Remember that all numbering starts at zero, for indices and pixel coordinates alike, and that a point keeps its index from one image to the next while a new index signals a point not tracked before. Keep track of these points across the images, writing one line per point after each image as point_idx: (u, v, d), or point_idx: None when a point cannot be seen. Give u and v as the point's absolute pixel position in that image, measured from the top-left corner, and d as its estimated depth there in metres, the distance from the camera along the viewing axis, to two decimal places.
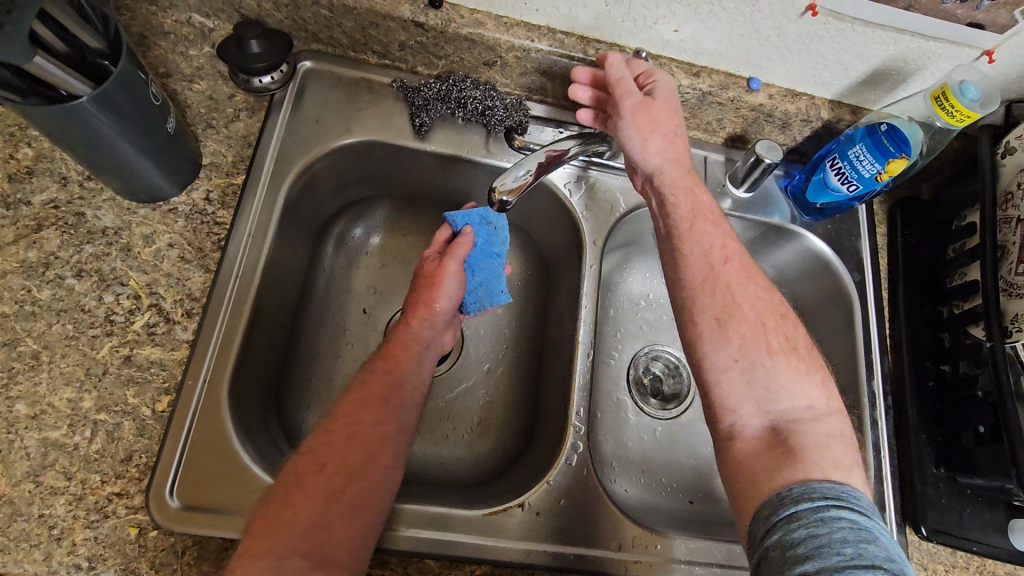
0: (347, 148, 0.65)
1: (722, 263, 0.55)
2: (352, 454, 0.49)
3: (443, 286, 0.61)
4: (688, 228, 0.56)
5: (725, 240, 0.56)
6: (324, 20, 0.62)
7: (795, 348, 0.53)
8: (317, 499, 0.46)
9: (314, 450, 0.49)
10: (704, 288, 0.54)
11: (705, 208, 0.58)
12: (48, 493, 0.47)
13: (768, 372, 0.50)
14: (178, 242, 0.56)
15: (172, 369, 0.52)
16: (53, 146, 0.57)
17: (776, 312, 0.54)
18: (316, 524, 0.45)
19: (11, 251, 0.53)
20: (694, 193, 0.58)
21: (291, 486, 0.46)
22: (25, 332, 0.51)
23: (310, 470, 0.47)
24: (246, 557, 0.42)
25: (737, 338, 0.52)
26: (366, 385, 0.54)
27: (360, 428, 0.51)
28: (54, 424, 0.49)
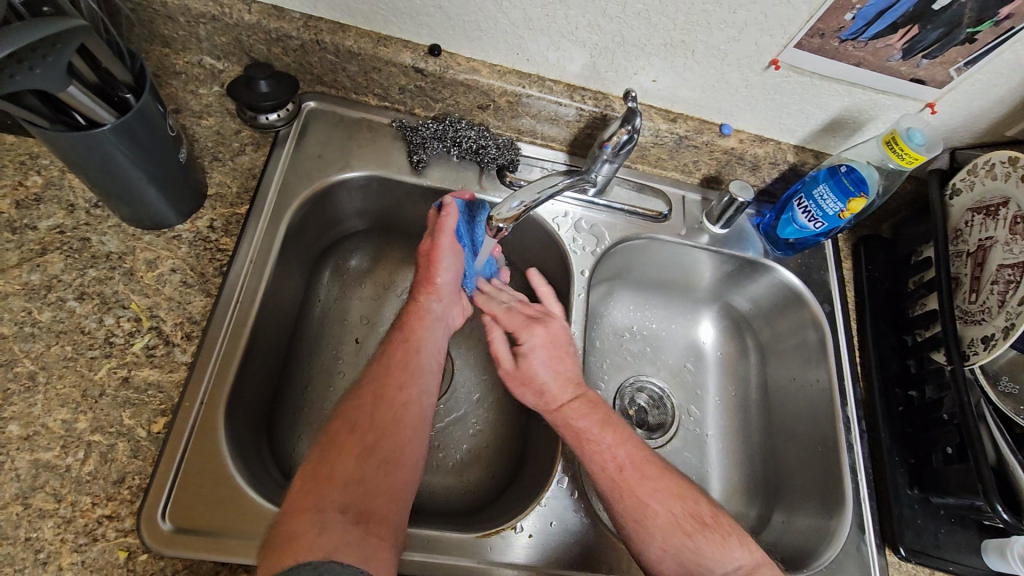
0: (347, 181, 0.68)
1: (620, 474, 0.56)
2: (377, 414, 0.53)
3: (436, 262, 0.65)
4: (581, 453, 0.57)
5: (596, 438, 0.58)
6: (330, 65, 0.67)
7: (705, 521, 0.55)
8: (351, 460, 0.49)
9: (340, 419, 0.52)
10: (613, 502, 0.55)
11: (585, 430, 0.58)
12: (37, 516, 0.47)
13: (692, 553, 0.53)
14: (181, 267, 0.58)
15: (169, 390, 0.53)
16: (62, 175, 0.58)
17: (677, 492, 0.56)
18: (353, 479, 0.48)
19: (14, 273, 0.54)
20: (572, 419, 0.59)
21: (326, 448, 0.50)
22: (23, 353, 0.51)
23: (343, 432, 0.51)
24: (296, 513, 0.45)
25: (658, 533, 0.53)
26: (387, 354, 0.58)
27: (385, 391, 0.55)
28: (47, 445, 0.49)
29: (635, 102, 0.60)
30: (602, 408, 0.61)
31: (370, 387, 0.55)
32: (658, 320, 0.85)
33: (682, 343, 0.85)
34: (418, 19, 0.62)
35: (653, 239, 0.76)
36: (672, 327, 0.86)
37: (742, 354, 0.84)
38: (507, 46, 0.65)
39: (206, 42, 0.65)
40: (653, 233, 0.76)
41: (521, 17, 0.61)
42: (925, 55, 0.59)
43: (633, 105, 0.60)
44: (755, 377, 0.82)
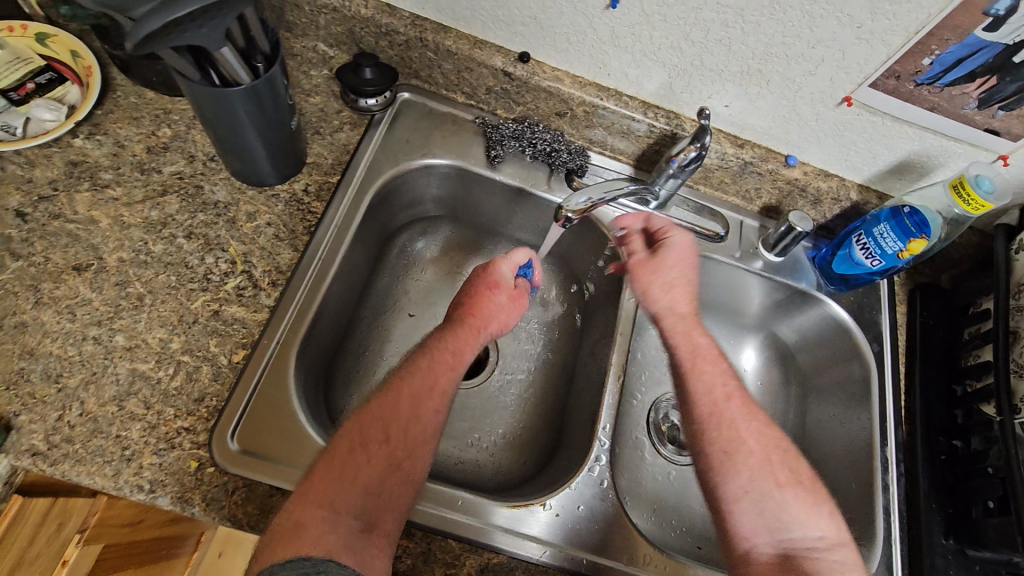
0: (428, 165, 0.74)
1: (725, 403, 0.59)
2: (404, 426, 0.54)
3: (495, 299, 0.67)
4: (692, 367, 0.61)
5: (713, 364, 0.61)
6: (427, 61, 0.74)
7: (799, 480, 0.57)
8: (377, 466, 0.52)
9: (370, 417, 0.54)
10: (711, 424, 0.58)
11: (703, 350, 0.62)
12: (127, 418, 0.53)
13: (776, 502, 0.55)
14: (275, 223, 0.64)
15: (252, 328, 0.59)
16: (187, 130, 0.66)
17: (779, 445, 0.58)
18: (373, 491, 0.51)
19: (137, 208, 0.61)
20: (693, 335, 0.63)
21: (357, 446, 0.52)
22: (135, 276, 0.58)
23: (374, 438, 0.53)
24: (304, 504, 0.49)
25: (745, 471, 0.56)
26: (433, 371, 0.58)
27: (423, 410, 0.56)
28: (144, 358, 0.55)
29: (707, 120, 0.64)
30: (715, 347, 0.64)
31: (400, 391, 0.56)
32: None
33: None
34: (514, 28, 0.69)
35: (707, 258, 0.79)
36: None
37: (782, 384, 0.84)
38: (590, 60, 0.70)
39: (323, 30, 0.73)
40: (708, 252, 0.78)
41: (608, 34, 0.66)
42: (1002, 106, 0.60)
43: (705, 123, 0.64)
44: (795, 411, 0.82)
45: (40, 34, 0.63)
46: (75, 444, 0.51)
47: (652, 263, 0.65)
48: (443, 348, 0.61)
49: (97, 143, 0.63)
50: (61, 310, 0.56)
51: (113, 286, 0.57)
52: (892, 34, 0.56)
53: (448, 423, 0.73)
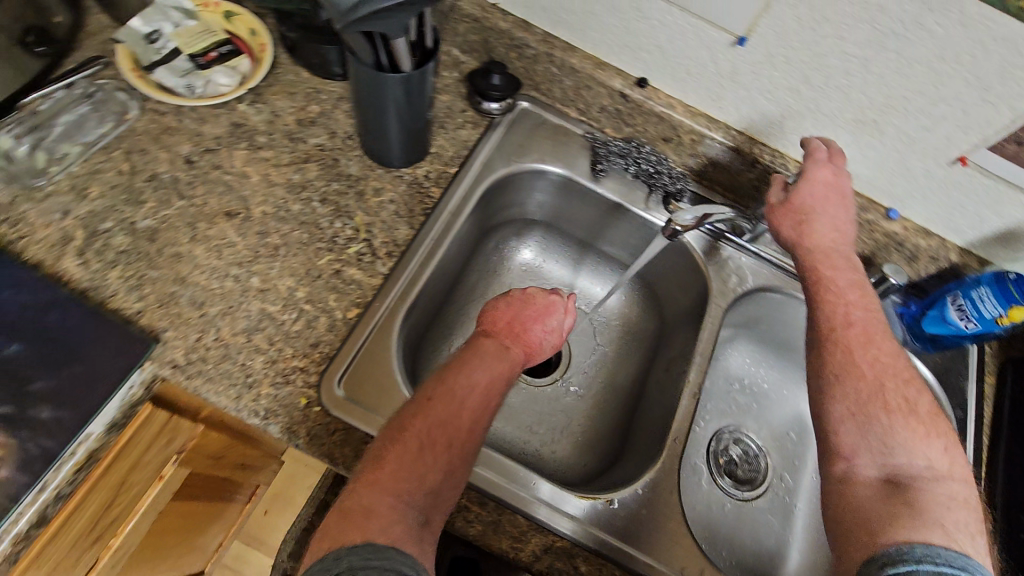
0: (536, 170, 0.79)
1: (844, 327, 0.61)
2: (460, 432, 0.54)
3: (539, 333, 0.65)
4: (815, 299, 0.64)
5: (840, 292, 0.63)
6: (550, 76, 0.80)
7: (916, 412, 0.56)
8: (439, 468, 0.51)
9: (427, 422, 0.53)
10: (826, 347, 0.60)
11: (829, 282, 0.64)
12: (253, 350, 0.59)
13: (882, 426, 0.55)
14: (397, 201, 0.71)
15: (366, 290, 0.65)
16: (333, 109, 0.74)
17: (898, 375, 0.58)
18: (433, 489, 0.51)
19: (283, 170, 0.69)
20: (820, 270, 0.65)
21: (424, 445, 0.52)
22: (274, 229, 0.65)
23: (437, 441, 0.52)
24: (369, 490, 0.49)
25: (852, 396, 0.57)
26: (485, 395, 0.57)
27: (476, 428, 0.55)
28: (273, 300, 0.62)
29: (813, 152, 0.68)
30: (859, 275, 0.65)
31: (459, 400, 0.55)
32: (769, 380, 0.87)
33: (789, 410, 0.86)
34: (637, 54, 0.74)
35: (793, 298, 0.79)
36: (782, 392, 0.87)
37: None
38: (706, 91, 0.74)
39: (460, 37, 0.80)
40: (793, 291, 0.78)
41: (729, 70, 0.69)
42: None
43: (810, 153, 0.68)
44: None
45: (228, 12, 0.73)
46: (208, 364, 0.57)
47: (789, 206, 0.68)
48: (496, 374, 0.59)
49: (257, 110, 0.72)
50: (211, 248, 0.63)
51: (255, 234, 0.65)
52: (1020, 100, 0.57)
53: (519, 415, 0.77)
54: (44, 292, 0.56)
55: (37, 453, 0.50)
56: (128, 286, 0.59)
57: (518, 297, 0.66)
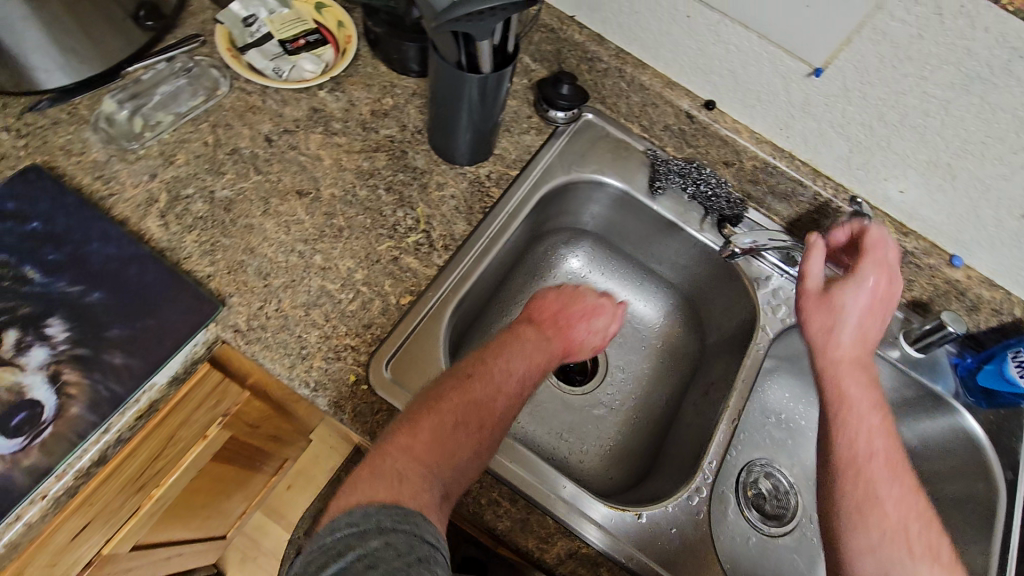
0: (595, 181, 0.80)
1: (866, 458, 0.59)
2: (492, 415, 0.55)
3: (581, 332, 0.65)
4: (838, 419, 0.60)
5: (863, 415, 0.60)
6: (618, 91, 0.81)
7: (935, 557, 0.56)
8: (466, 447, 0.53)
9: (463, 398, 0.54)
10: (847, 477, 0.58)
11: (854, 400, 0.60)
12: (310, 323, 0.61)
13: (905, 568, 0.55)
14: (458, 197, 0.73)
15: (420, 279, 0.67)
16: (405, 103, 0.77)
17: (920, 515, 0.57)
18: (458, 465, 0.52)
19: (354, 157, 0.72)
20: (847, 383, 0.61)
21: (455, 422, 0.53)
22: (340, 211, 0.68)
23: (468, 420, 0.54)
24: (397, 453, 0.50)
25: (876, 531, 0.56)
26: (518, 383, 0.58)
27: (505, 416, 0.56)
28: (333, 279, 0.64)
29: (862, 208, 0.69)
30: (879, 394, 0.62)
31: (497, 384, 0.57)
32: (808, 418, 0.85)
33: None
34: (709, 77, 0.75)
35: None
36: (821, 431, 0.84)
37: None
38: (773, 120, 0.74)
39: (534, 46, 0.82)
40: None
41: (801, 100, 0.69)
42: None
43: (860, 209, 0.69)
44: None
45: (319, 3, 0.77)
46: (267, 331, 0.60)
47: (823, 301, 0.63)
48: (532, 366, 0.60)
49: (335, 98, 0.75)
50: (281, 223, 0.66)
51: (322, 215, 0.68)
52: None
53: (551, 420, 0.77)
54: (128, 248, 0.60)
55: (107, 396, 0.53)
56: (201, 250, 0.63)
57: (565, 294, 0.67)
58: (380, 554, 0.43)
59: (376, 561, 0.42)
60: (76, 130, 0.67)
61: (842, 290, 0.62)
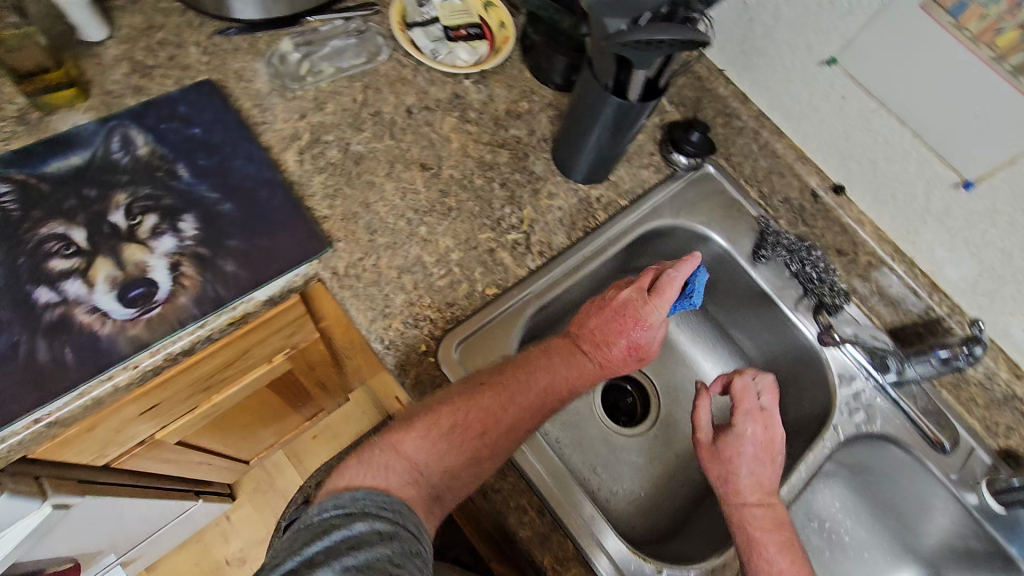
0: (700, 233, 0.79)
1: None
2: (497, 424, 0.56)
3: (621, 349, 0.63)
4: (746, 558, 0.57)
5: (772, 557, 0.56)
6: (747, 151, 0.80)
7: None
8: (462, 452, 0.54)
9: (477, 407, 0.55)
10: None
11: (768, 539, 0.58)
12: (399, 287, 0.64)
13: None
14: (565, 210, 0.74)
15: (509, 277, 0.68)
16: (540, 111, 0.80)
17: None
18: (450, 469, 0.53)
19: (480, 147, 0.75)
20: (749, 528, 0.58)
21: (455, 427, 0.54)
22: (454, 193, 0.71)
23: (472, 425, 0.55)
24: (392, 444, 0.53)
25: None
26: (542, 395, 0.59)
27: (518, 425, 0.57)
28: (430, 252, 0.67)
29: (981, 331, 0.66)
30: (791, 536, 0.59)
31: (509, 397, 0.57)
32: (853, 536, 0.77)
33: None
34: (845, 161, 0.73)
35: (920, 462, 0.70)
36: (864, 554, 0.76)
37: None
38: (904, 223, 0.71)
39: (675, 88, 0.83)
40: (924, 456, 0.70)
41: (939, 211, 0.67)
42: None
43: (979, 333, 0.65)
44: None
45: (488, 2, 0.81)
46: (360, 282, 0.63)
47: (715, 450, 0.64)
48: (562, 382, 0.61)
49: (478, 90, 0.79)
50: (399, 188, 0.70)
51: (437, 192, 0.71)
52: None
53: (590, 450, 0.76)
54: (265, 173, 0.66)
55: (211, 296, 0.58)
56: (324, 193, 0.67)
57: (603, 304, 0.65)
58: (364, 537, 0.45)
59: (361, 544, 0.44)
60: (251, 59, 0.74)
61: (728, 441, 0.64)
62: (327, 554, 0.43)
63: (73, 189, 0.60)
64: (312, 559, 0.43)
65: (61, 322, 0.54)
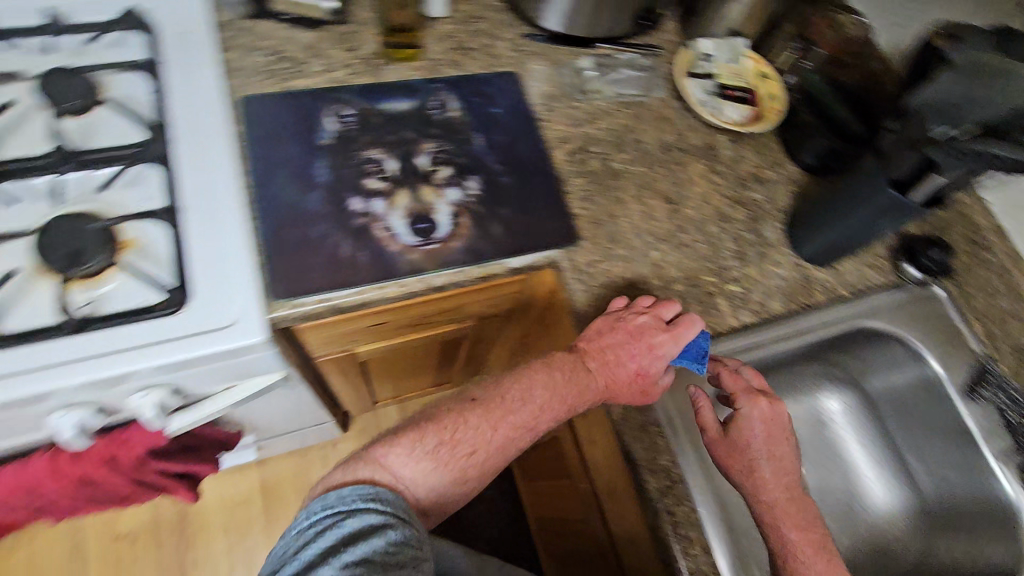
0: (915, 351, 0.77)
1: None
2: (486, 441, 0.60)
3: (631, 368, 0.62)
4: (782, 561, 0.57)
5: (808, 561, 0.57)
6: (983, 287, 0.80)
7: None
8: (451, 467, 0.59)
9: (467, 426, 0.60)
10: None
11: (802, 541, 0.57)
12: (623, 298, 0.69)
13: None
14: (785, 280, 0.75)
15: (720, 323, 0.71)
16: (782, 183, 0.82)
17: None
18: (437, 483, 0.59)
19: (722, 197, 0.79)
20: (780, 526, 0.58)
21: (442, 443, 0.59)
22: (688, 232, 0.75)
23: (460, 443, 0.60)
24: (383, 452, 0.59)
25: None
26: (536, 412, 0.61)
27: (508, 444, 0.61)
28: (657, 277, 0.71)
29: None
30: (823, 538, 0.59)
31: (498, 415, 0.61)
32: None
33: None
34: None
35: None
36: None
37: None
38: None
39: None
40: None
41: None
42: None
43: None
44: None
45: (763, 74, 0.86)
46: (591, 281, 0.69)
47: (728, 441, 0.60)
48: (562, 393, 0.62)
49: (731, 147, 0.83)
50: (642, 211, 0.75)
51: (674, 225, 0.75)
52: None
53: None
54: (540, 162, 0.74)
55: (476, 250, 0.66)
56: (580, 195, 0.74)
57: (617, 321, 0.64)
58: (357, 532, 0.53)
59: (353, 540, 0.52)
60: (547, 63, 0.83)
61: (741, 433, 0.61)
62: (323, 556, 0.51)
63: (396, 128, 0.71)
64: (312, 561, 0.51)
65: (364, 229, 0.64)
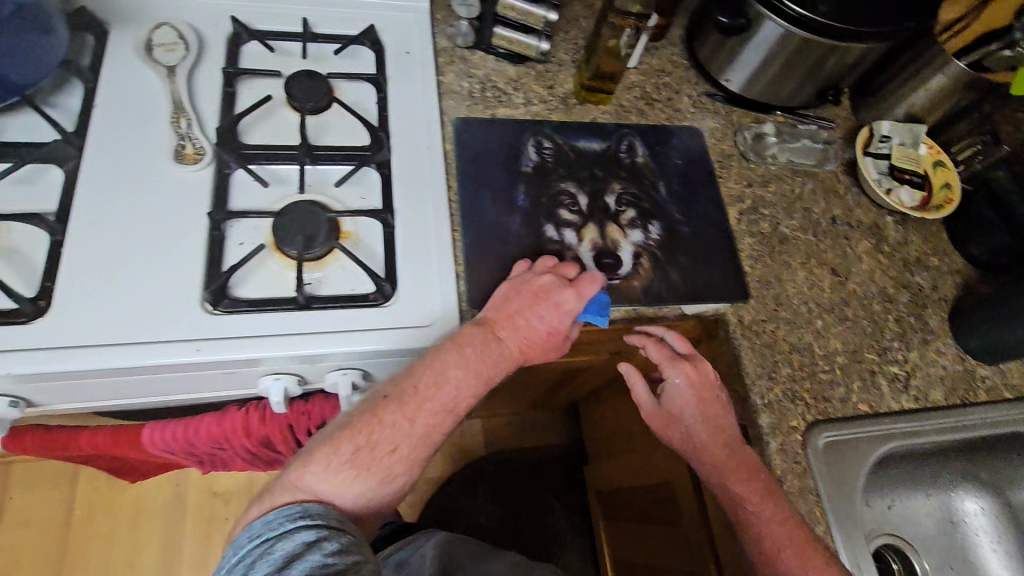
0: None
1: (781, 551, 0.58)
2: (414, 427, 0.56)
3: (542, 326, 0.60)
4: (736, 518, 0.60)
5: (759, 515, 0.60)
6: None
7: None
8: (387, 462, 0.55)
9: (385, 424, 0.56)
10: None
11: (750, 494, 0.60)
12: (788, 362, 0.70)
13: None
14: (947, 371, 0.75)
15: (880, 403, 0.71)
16: (949, 272, 0.82)
17: None
18: (371, 485, 0.55)
19: (888, 278, 0.80)
20: (725, 483, 0.61)
21: (358, 449, 0.55)
22: (854, 307, 0.76)
23: (381, 443, 0.55)
24: (302, 467, 0.54)
25: None
26: (458, 383, 0.57)
27: (434, 426, 0.57)
28: (822, 346, 0.72)
29: None
30: (766, 480, 0.62)
31: (414, 404, 0.56)
32: None
33: None
34: None
35: None
36: None
37: None
38: None
39: None
40: None
41: None
42: None
43: None
44: None
45: (940, 161, 0.87)
46: (759, 340, 0.71)
47: (659, 412, 0.66)
48: (483, 356, 0.59)
49: (899, 229, 0.84)
50: (810, 279, 0.77)
51: (840, 298, 0.76)
52: None
53: None
54: (718, 218, 0.77)
55: (657, 293, 0.69)
56: (753, 254, 0.76)
57: (523, 285, 0.62)
58: (292, 552, 0.48)
59: (287, 563, 0.48)
60: (727, 124, 0.86)
61: (672, 402, 0.65)
62: None
63: (589, 166, 0.76)
64: None
65: (557, 257, 0.69)
